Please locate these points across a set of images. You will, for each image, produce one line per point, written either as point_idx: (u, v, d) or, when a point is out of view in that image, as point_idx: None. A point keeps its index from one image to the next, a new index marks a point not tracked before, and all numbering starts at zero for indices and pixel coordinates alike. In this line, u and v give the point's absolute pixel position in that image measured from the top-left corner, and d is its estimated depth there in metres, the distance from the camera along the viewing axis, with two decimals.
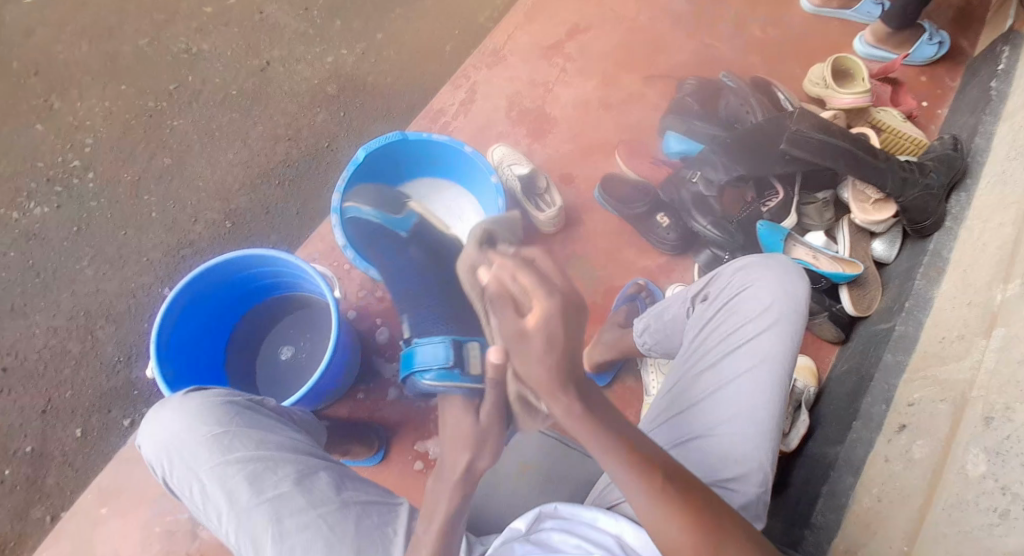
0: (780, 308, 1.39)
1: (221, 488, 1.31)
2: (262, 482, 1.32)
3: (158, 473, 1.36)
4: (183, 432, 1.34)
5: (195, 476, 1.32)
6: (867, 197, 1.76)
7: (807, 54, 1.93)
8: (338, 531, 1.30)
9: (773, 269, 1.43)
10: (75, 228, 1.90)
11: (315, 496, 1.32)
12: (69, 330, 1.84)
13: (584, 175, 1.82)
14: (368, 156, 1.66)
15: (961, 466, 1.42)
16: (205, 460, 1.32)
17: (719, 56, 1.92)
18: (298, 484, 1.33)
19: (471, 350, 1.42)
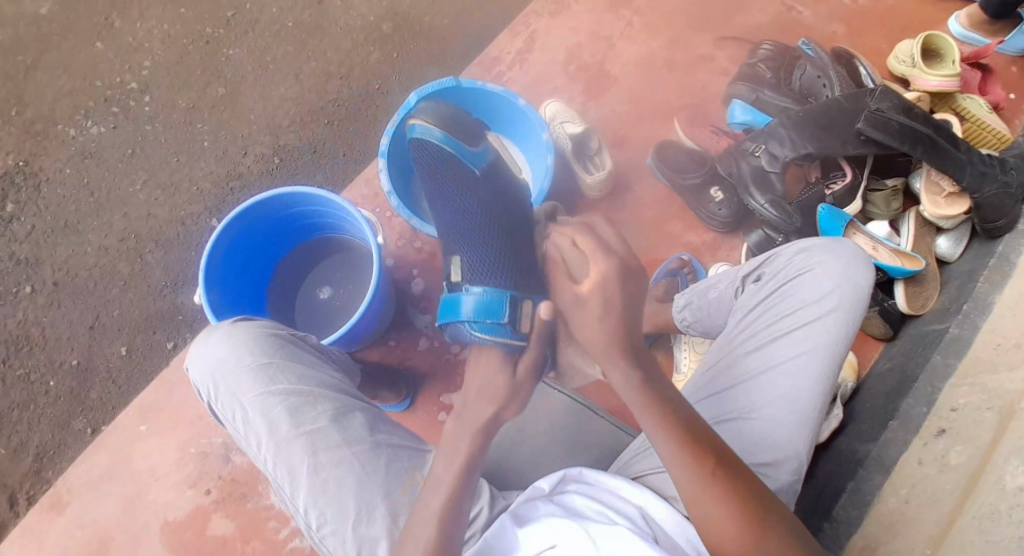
0: (840, 296, 1.34)
1: (261, 418, 1.33)
2: (301, 415, 1.33)
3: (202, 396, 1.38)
4: (229, 359, 1.36)
5: (238, 403, 1.34)
6: (941, 189, 1.67)
7: (894, 26, 1.80)
8: (370, 470, 1.31)
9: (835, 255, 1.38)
10: (131, 151, 1.92)
11: (351, 434, 1.33)
12: (119, 251, 1.88)
13: (640, 138, 1.75)
14: (422, 102, 1.63)
15: (999, 476, 1.40)
16: (248, 387, 1.34)
17: (795, 23, 1.81)
18: (334, 420, 1.33)
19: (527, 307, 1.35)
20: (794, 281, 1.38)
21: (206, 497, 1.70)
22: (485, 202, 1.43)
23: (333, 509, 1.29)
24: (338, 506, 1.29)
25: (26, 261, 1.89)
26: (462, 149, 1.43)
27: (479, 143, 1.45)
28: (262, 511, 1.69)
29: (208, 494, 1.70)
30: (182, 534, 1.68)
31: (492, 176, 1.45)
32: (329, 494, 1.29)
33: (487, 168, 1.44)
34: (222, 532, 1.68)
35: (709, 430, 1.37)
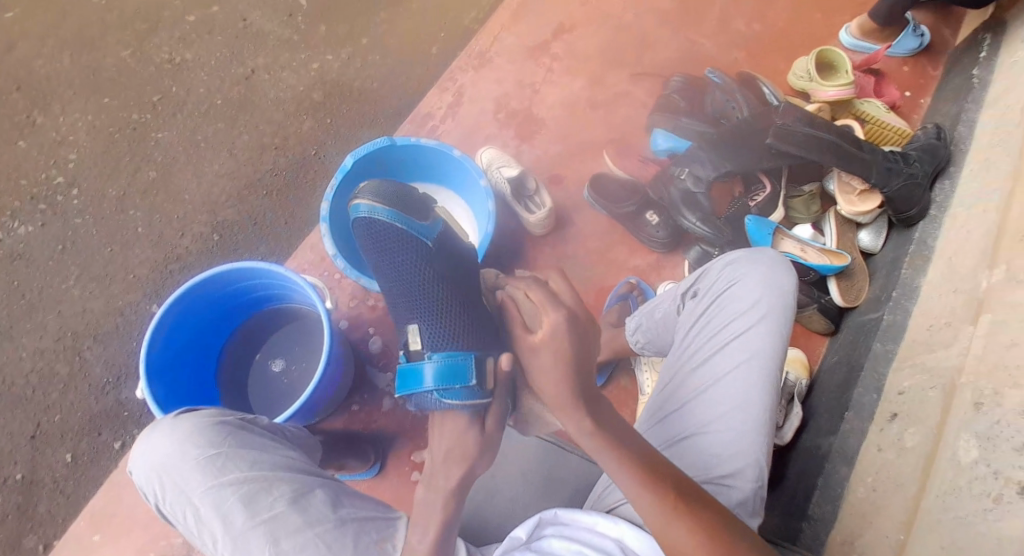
0: (769, 302, 1.38)
1: (215, 512, 1.28)
2: (257, 503, 1.29)
3: (149, 498, 1.33)
4: (174, 456, 1.31)
5: (188, 500, 1.30)
6: (853, 189, 1.80)
7: (790, 46, 1.95)
8: (336, 549, 1.28)
9: (759, 263, 1.42)
10: (61, 246, 1.88)
11: (311, 515, 1.30)
12: (55, 352, 1.81)
13: (574, 176, 1.83)
14: (357, 163, 1.66)
15: (953, 453, 1.41)
16: (198, 483, 1.30)
17: (703, 53, 1.94)
18: (294, 503, 1.30)
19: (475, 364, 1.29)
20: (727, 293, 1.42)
21: None
22: (443, 276, 1.31)
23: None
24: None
25: None
26: (410, 224, 1.30)
27: (428, 215, 1.32)
28: None
29: None
30: None
31: (444, 250, 1.32)
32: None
33: (441, 243, 1.32)
34: None
35: (671, 450, 1.39)
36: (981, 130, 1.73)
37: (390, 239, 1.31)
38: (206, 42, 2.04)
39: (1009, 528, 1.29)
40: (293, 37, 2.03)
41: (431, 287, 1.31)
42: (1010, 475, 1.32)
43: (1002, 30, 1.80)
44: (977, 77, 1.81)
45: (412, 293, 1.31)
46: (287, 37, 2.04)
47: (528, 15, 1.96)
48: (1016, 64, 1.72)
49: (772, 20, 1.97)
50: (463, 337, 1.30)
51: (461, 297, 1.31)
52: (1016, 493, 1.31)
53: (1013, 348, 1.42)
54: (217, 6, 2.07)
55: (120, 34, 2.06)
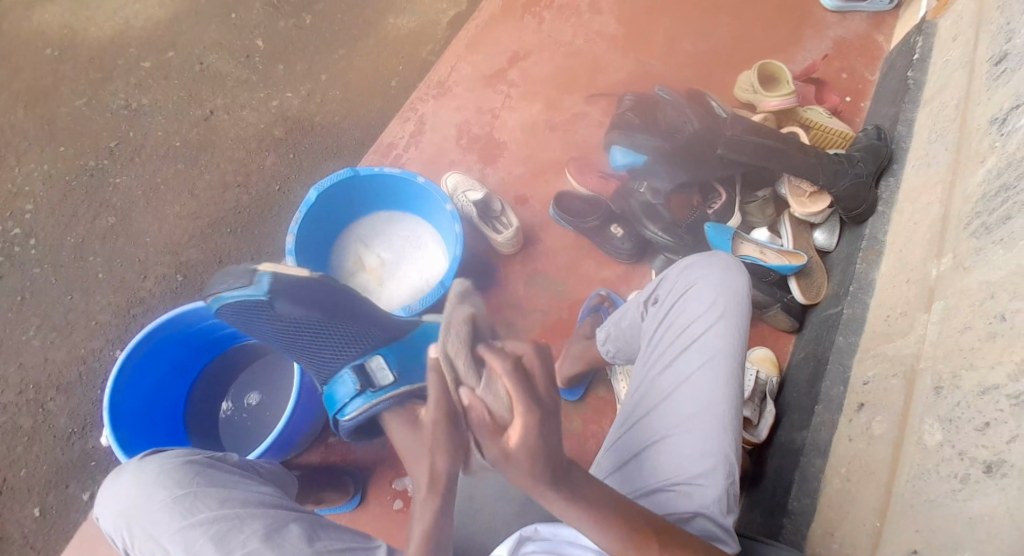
0: (724, 303, 1.43)
1: (186, 554, 1.28)
2: (227, 542, 1.28)
3: (119, 546, 1.33)
4: (142, 500, 1.32)
5: (158, 544, 1.29)
6: (803, 190, 1.86)
7: (737, 59, 2.02)
8: None
9: (714, 268, 1.47)
10: (20, 298, 1.84)
11: (284, 551, 1.27)
12: (19, 405, 1.77)
13: (537, 195, 1.87)
14: (321, 196, 1.67)
15: (919, 438, 1.46)
16: (167, 525, 1.29)
17: (654, 70, 2.00)
18: (266, 539, 1.28)
19: (376, 362, 1.33)
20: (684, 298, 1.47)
21: None
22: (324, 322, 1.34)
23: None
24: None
25: None
26: (243, 291, 1.31)
27: (253, 276, 1.32)
28: None
29: None
30: None
31: (288, 292, 1.32)
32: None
33: (279, 289, 1.31)
34: None
35: (642, 456, 1.42)
36: (919, 129, 1.79)
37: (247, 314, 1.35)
38: (162, 86, 2.03)
39: (978, 507, 1.33)
40: (252, 77, 2.03)
41: (312, 322, 1.34)
42: (974, 456, 1.37)
43: (934, 32, 1.88)
44: (912, 79, 1.88)
45: (299, 335, 1.35)
46: (245, 77, 2.04)
47: (483, 43, 2.00)
48: (948, 63, 1.78)
49: (718, 36, 2.05)
50: (355, 350, 1.35)
51: (334, 325, 1.34)
52: (981, 472, 1.35)
53: (967, 332, 1.46)
54: (173, 50, 2.07)
55: (72, 82, 2.03)
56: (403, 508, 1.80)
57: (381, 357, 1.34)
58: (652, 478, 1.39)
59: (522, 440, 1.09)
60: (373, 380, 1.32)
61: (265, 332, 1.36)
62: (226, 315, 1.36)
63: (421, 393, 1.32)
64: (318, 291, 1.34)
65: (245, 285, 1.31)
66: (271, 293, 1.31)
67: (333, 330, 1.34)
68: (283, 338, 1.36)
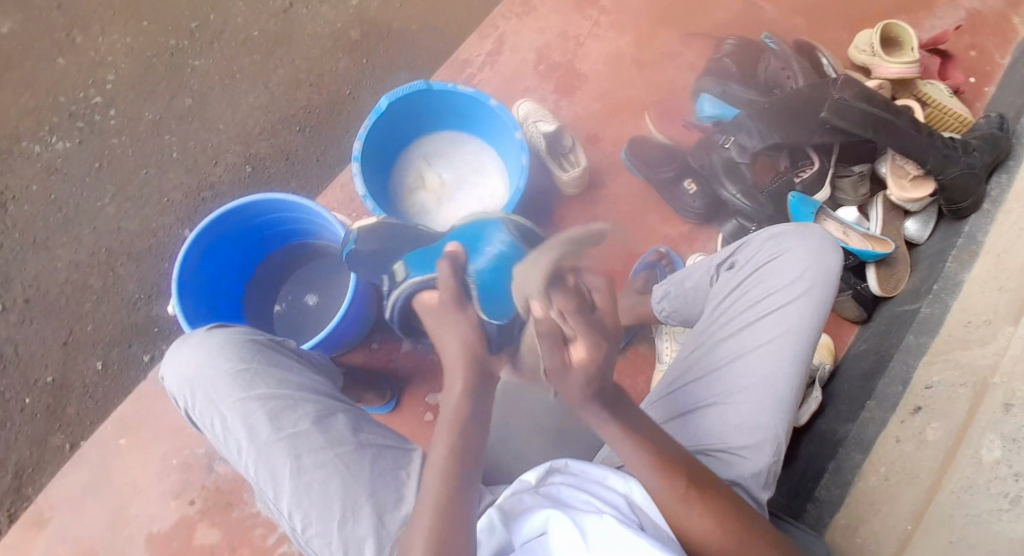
0: (810, 277, 1.36)
1: (241, 422, 1.33)
2: (281, 418, 1.33)
3: (179, 404, 1.38)
4: (205, 365, 1.37)
5: (215, 408, 1.34)
6: (906, 172, 1.70)
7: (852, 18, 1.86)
8: (354, 470, 1.32)
9: (805, 239, 1.39)
10: (97, 165, 1.89)
11: (332, 436, 1.33)
12: (89, 266, 1.85)
13: (611, 136, 1.81)
14: (391, 105, 1.64)
15: (975, 451, 1.40)
16: (226, 392, 1.35)
17: (755, 19, 1.88)
18: (316, 423, 1.34)
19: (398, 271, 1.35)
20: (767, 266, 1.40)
21: (191, 508, 1.71)
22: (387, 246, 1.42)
23: (319, 511, 1.29)
24: (323, 508, 1.28)
25: None
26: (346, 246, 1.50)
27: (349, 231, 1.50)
28: (249, 519, 1.71)
29: (193, 505, 1.72)
30: (172, 543, 1.69)
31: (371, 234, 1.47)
32: (314, 496, 1.29)
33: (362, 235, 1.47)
34: (210, 541, 1.70)
35: (689, 418, 1.37)
36: None
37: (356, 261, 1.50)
38: None
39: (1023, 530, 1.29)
40: None
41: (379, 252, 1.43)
42: None
43: None
44: None
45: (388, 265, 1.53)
46: None
47: None
48: None
49: None
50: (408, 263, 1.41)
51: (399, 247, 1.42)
52: None
53: None
54: None
55: None
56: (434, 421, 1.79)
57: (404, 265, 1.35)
58: (695, 441, 1.35)
59: (586, 361, 1.09)
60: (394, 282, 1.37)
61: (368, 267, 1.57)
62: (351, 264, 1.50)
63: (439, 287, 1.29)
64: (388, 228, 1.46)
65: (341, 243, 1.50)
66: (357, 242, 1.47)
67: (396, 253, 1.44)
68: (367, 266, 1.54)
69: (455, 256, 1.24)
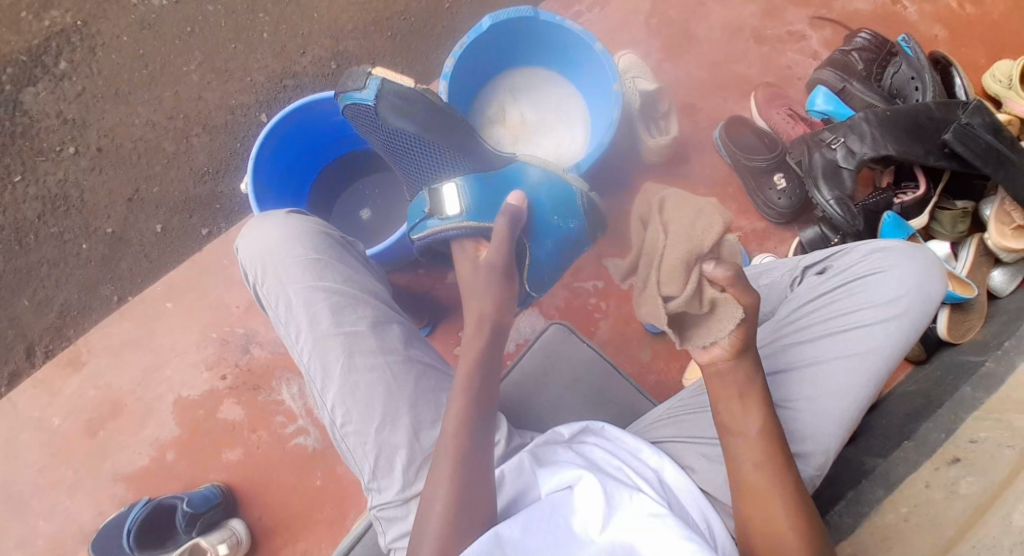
0: (906, 304, 1.32)
1: (306, 310, 1.36)
2: (343, 315, 1.36)
3: (250, 281, 1.42)
4: (282, 249, 1.40)
5: (285, 292, 1.38)
6: (1011, 220, 1.58)
7: (999, 38, 1.72)
8: (399, 381, 1.34)
9: (910, 262, 1.35)
10: (189, 29, 1.88)
11: (385, 342, 1.35)
12: (165, 128, 1.86)
13: (707, 110, 1.72)
14: (492, 28, 1.57)
15: (1005, 515, 1.34)
16: (297, 279, 1.38)
17: (893, 18, 1.74)
18: (373, 327, 1.36)
19: (448, 189, 1.37)
20: (862, 280, 1.36)
21: (221, 382, 1.76)
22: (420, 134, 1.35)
23: (360, 411, 1.32)
24: (365, 409, 1.31)
25: (73, 122, 1.87)
26: (357, 95, 1.34)
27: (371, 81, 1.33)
28: (272, 405, 1.75)
29: (224, 380, 1.76)
30: (195, 412, 1.75)
31: (394, 100, 1.33)
32: (358, 396, 1.32)
33: (387, 97, 1.33)
34: (232, 417, 1.75)
35: None
36: None
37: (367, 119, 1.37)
38: None
39: None
40: None
41: (411, 136, 1.35)
42: None
43: None
44: None
45: (399, 144, 1.37)
46: None
47: None
48: None
49: (991, 7, 1.73)
50: (441, 164, 1.38)
51: (430, 139, 1.35)
52: None
53: None
54: None
55: None
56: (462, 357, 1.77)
57: (455, 185, 1.37)
58: None
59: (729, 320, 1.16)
60: (441, 208, 1.37)
61: (373, 135, 1.39)
62: (354, 116, 1.38)
63: (485, 234, 1.37)
64: (422, 107, 1.34)
65: (358, 91, 1.34)
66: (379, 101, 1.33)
67: (424, 141, 1.36)
68: (369, 126, 1.38)
69: (515, 214, 1.34)
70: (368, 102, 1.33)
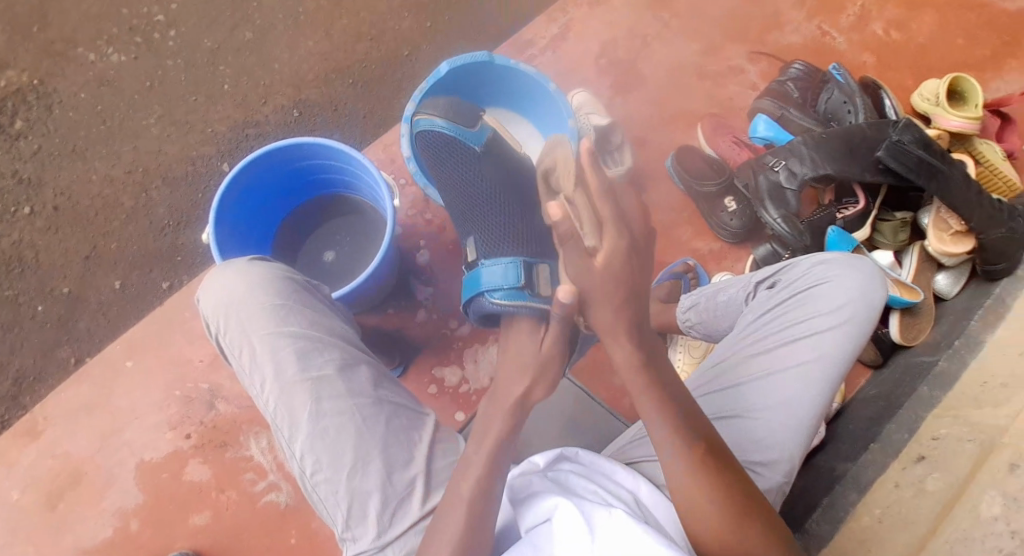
0: (852, 310, 1.38)
1: (270, 356, 1.33)
2: (309, 360, 1.33)
3: (211, 330, 1.38)
4: (245, 296, 1.36)
5: (247, 340, 1.34)
6: (948, 226, 1.69)
7: (923, 64, 1.86)
8: (369, 424, 1.32)
9: (853, 271, 1.41)
10: (148, 84, 1.90)
11: (354, 386, 1.33)
12: (124, 183, 1.86)
13: (659, 140, 1.81)
14: (452, 73, 1.64)
15: (974, 505, 1.36)
16: (260, 326, 1.34)
17: (824, 49, 1.87)
18: (340, 370, 1.34)
19: (543, 273, 1.42)
20: (810, 290, 1.42)
21: (185, 442, 1.71)
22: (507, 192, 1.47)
23: (329, 457, 1.29)
24: (334, 455, 1.29)
25: (29, 181, 1.86)
26: (460, 131, 1.49)
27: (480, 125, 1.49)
28: (240, 463, 1.70)
29: (188, 439, 1.72)
30: (159, 475, 1.70)
31: (497, 150, 1.48)
32: (327, 442, 1.30)
33: (491, 145, 1.48)
34: (198, 479, 1.70)
35: (708, 426, 1.40)
36: None
37: (457, 157, 1.50)
38: None
39: None
40: None
41: (493, 189, 1.47)
42: None
43: None
44: None
45: (480, 194, 1.48)
46: None
47: None
48: None
49: (914, 35, 1.88)
50: (511, 232, 1.46)
51: (512, 202, 1.47)
52: None
53: None
54: None
55: None
56: (436, 396, 1.78)
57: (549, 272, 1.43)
58: None
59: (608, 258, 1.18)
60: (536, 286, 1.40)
61: (455, 179, 1.50)
62: (437, 145, 1.52)
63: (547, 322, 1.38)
64: (516, 171, 1.48)
65: (470, 130, 1.48)
66: (485, 145, 1.48)
67: (503, 198, 1.47)
68: (449, 166, 1.50)
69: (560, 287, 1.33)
70: (472, 139, 1.47)
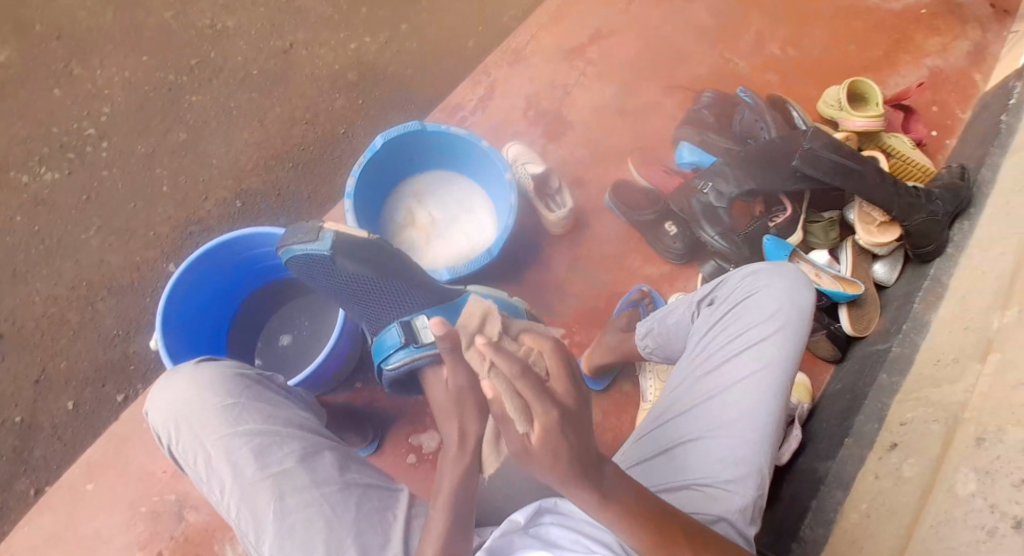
0: (785, 315, 1.39)
1: (225, 458, 1.27)
2: (267, 456, 1.27)
3: (162, 442, 1.31)
4: (194, 400, 1.30)
5: (200, 445, 1.28)
6: (873, 219, 1.81)
7: (824, 76, 2.00)
8: (339, 512, 1.26)
9: (780, 276, 1.43)
10: (85, 197, 1.91)
11: (317, 475, 1.27)
12: (69, 300, 1.83)
13: (594, 180, 1.89)
14: (386, 144, 1.69)
15: (949, 485, 1.41)
16: (212, 429, 1.28)
17: (732, 75, 2.00)
18: (301, 461, 1.28)
19: (420, 321, 1.40)
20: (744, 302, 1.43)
21: None
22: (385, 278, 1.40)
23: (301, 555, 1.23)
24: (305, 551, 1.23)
25: None
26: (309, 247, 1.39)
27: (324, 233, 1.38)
28: None
29: None
30: None
31: (350, 248, 1.38)
32: (296, 538, 1.24)
33: (342, 248, 1.37)
34: None
35: (674, 453, 1.39)
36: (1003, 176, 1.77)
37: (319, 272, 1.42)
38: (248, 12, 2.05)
39: None
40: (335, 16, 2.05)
41: (368, 279, 1.39)
42: (1006, 510, 1.33)
43: None
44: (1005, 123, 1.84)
45: (362, 295, 1.41)
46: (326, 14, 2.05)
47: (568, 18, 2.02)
48: None
49: (811, 51, 2.02)
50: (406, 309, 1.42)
51: (396, 284, 1.41)
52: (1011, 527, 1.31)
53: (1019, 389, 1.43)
54: None
55: None
56: (416, 464, 1.76)
57: (425, 317, 1.40)
58: (679, 474, 1.37)
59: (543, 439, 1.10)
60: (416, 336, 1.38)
61: (327, 287, 1.43)
62: (298, 268, 1.43)
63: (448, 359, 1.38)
64: (381, 254, 1.40)
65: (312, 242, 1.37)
66: (334, 249, 1.38)
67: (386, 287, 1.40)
68: (322, 280, 1.43)
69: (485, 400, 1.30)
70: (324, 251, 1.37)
